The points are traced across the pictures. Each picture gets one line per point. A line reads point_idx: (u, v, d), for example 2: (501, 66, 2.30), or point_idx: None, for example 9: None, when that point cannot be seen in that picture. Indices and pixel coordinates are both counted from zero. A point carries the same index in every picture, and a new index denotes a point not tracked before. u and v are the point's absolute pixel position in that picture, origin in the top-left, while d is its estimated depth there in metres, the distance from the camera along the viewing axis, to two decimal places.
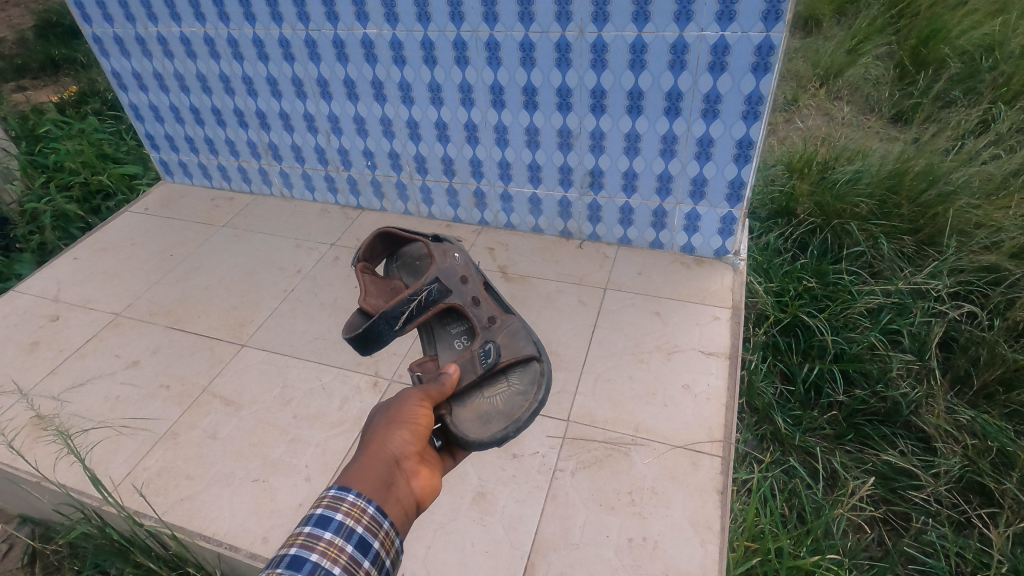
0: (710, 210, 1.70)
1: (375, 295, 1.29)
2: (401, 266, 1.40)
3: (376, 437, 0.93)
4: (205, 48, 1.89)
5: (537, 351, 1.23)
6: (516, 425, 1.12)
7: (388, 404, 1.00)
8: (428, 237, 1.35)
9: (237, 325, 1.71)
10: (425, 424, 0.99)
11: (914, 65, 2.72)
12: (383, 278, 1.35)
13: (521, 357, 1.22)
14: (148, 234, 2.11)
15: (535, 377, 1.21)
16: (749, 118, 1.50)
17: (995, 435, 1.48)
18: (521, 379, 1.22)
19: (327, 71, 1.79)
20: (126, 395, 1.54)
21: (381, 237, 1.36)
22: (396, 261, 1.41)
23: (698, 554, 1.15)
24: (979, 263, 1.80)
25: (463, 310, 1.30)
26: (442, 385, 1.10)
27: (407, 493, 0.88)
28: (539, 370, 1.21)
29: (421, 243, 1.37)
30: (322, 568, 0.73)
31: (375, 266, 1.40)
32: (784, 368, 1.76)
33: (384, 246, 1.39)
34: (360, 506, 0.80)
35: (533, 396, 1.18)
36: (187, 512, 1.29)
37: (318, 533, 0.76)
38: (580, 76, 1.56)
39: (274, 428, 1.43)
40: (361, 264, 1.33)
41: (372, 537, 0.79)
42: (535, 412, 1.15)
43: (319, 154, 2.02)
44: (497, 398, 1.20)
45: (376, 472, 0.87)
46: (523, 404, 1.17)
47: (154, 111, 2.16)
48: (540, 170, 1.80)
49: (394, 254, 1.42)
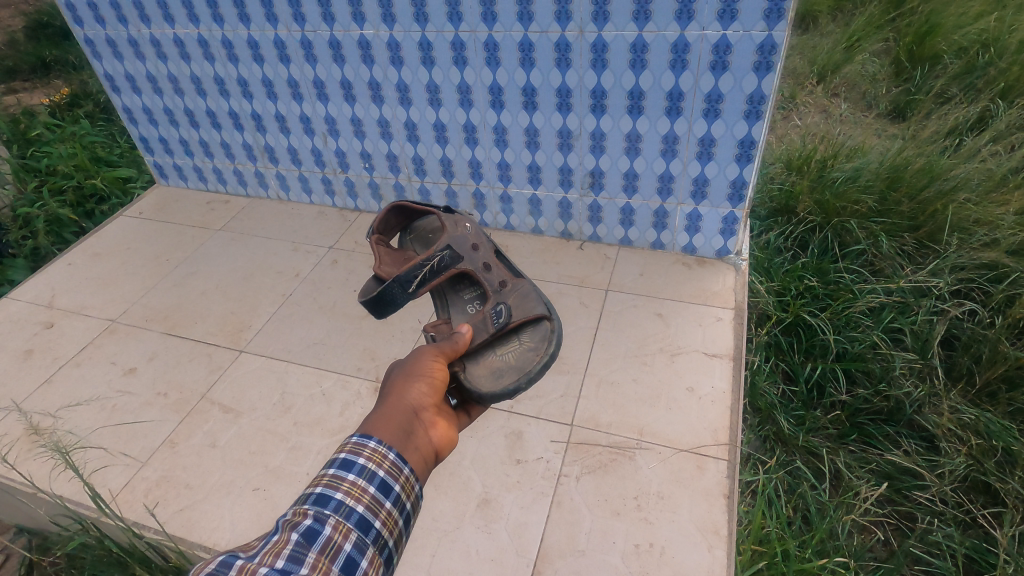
0: (711, 210, 1.69)
1: (389, 262, 1.28)
2: (414, 238, 1.38)
3: (395, 390, 0.93)
4: (199, 50, 1.87)
5: (548, 310, 1.22)
6: (528, 378, 1.12)
7: (405, 360, 1.00)
8: (442, 208, 1.35)
9: (235, 331, 1.69)
10: (442, 378, 0.99)
11: (911, 61, 2.71)
12: (397, 249, 1.34)
13: (532, 317, 1.21)
14: (144, 237, 2.09)
15: (546, 335, 1.19)
16: (751, 117, 1.48)
17: (1000, 434, 1.47)
18: (533, 338, 1.21)
19: (323, 72, 1.77)
20: (123, 403, 1.52)
21: (396, 210, 1.35)
22: (410, 235, 1.40)
23: (705, 559, 1.14)
24: (979, 260, 1.79)
25: (474, 276, 1.30)
26: (456, 343, 1.09)
27: (426, 442, 0.88)
28: (550, 328, 1.20)
29: (435, 215, 1.36)
30: (347, 507, 0.74)
31: (389, 239, 1.38)
32: (786, 369, 1.76)
33: (398, 220, 1.38)
34: (381, 452, 0.81)
35: (544, 350, 1.17)
36: (186, 523, 1.27)
37: (342, 474, 0.77)
38: (579, 75, 1.54)
39: (274, 436, 1.41)
40: (376, 236, 1.31)
41: (393, 481, 0.79)
42: (547, 366, 1.15)
43: (315, 156, 2.00)
44: (509, 355, 1.19)
45: (396, 421, 0.87)
46: (535, 358, 1.16)
47: (148, 114, 2.13)
48: (539, 171, 1.78)
49: (408, 228, 1.40)
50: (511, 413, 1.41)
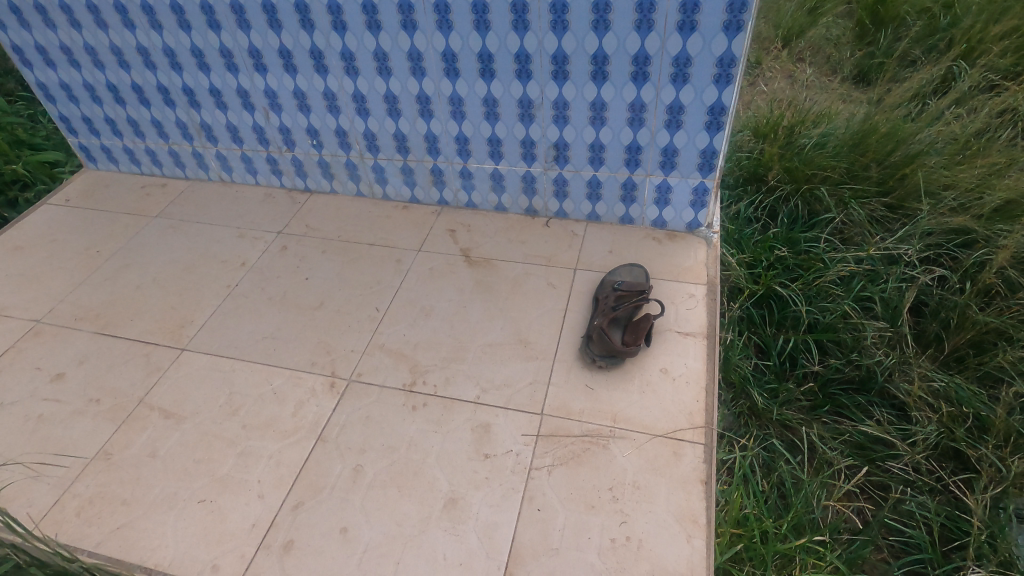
0: (681, 181, 1.62)
1: (624, 318, 1.43)
2: (624, 322, 1.43)
3: None
4: (116, 16, 1.67)
5: (593, 352, 1.37)
6: (600, 356, 1.36)
7: None
8: (623, 344, 1.37)
9: (175, 327, 1.55)
10: None
11: (873, 24, 2.66)
12: (626, 321, 1.42)
13: (603, 352, 1.36)
14: (72, 226, 1.91)
15: (594, 356, 1.38)
16: (722, 82, 1.40)
17: (970, 401, 1.46)
18: (600, 355, 1.37)
19: (258, 40, 1.61)
20: (51, 413, 1.38)
21: (627, 320, 1.44)
22: (628, 320, 1.43)
23: (685, 551, 1.09)
24: (947, 225, 1.76)
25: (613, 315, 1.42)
26: None
27: None
28: (593, 354, 1.38)
29: (622, 324, 1.43)
30: None
31: (624, 311, 1.43)
32: (759, 342, 1.72)
33: (628, 320, 1.43)
34: None
35: (592, 357, 1.38)
36: (125, 543, 1.16)
37: None
38: (539, 39, 1.43)
39: (221, 441, 1.30)
40: (619, 295, 1.46)
41: None
42: (599, 360, 1.36)
43: (258, 133, 1.84)
44: (595, 349, 1.37)
45: None
46: (590, 356, 1.38)
47: (66, 91, 1.93)
48: (500, 145, 1.67)
49: (630, 322, 1.43)
50: (478, 405, 1.33)
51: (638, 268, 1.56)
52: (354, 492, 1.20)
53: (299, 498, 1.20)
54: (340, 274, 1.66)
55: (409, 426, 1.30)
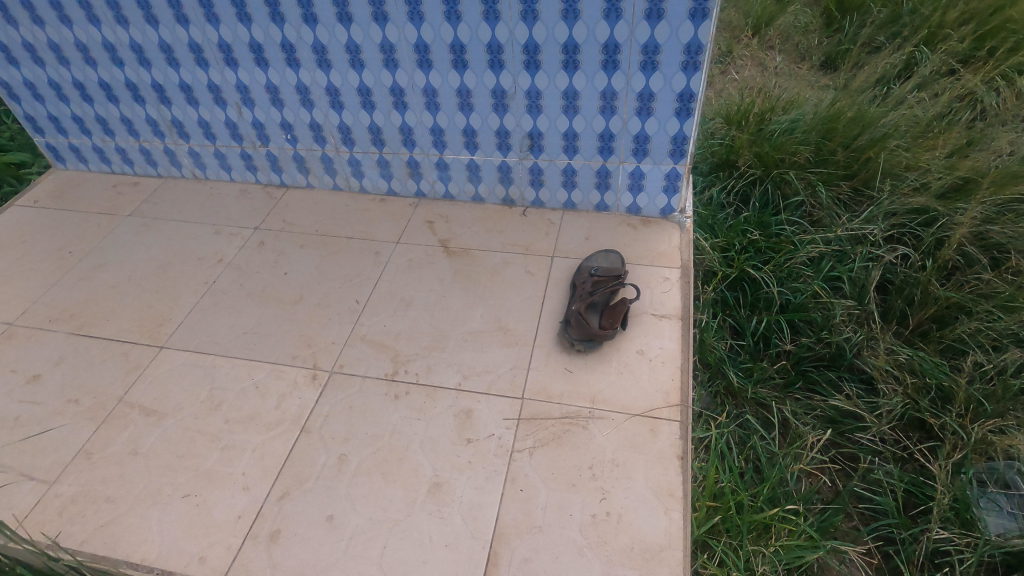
0: (654, 167, 1.65)
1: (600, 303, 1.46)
2: (601, 307, 1.46)
3: None
4: (81, 12, 1.65)
5: (573, 336, 1.40)
6: (579, 339, 1.39)
7: None
8: (600, 328, 1.40)
9: (153, 325, 1.54)
10: None
11: (840, 11, 2.71)
12: (603, 305, 1.45)
13: (582, 337, 1.39)
14: (42, 227, 1.88)
15: (574, 341, 1.40)
16: (689, 69, 1.43)
17: (932, 371, 1.52)
18: (580, 338, 1.39)
19: (228, 34, 1.60)
20: (28, 414, 1.37)
21: (604, 304, 1.47)
22: (604, 304, 1.46)
23: (663, 523, 1.13)
24: (910, 205, 1.82)
25: (590, 300, 1.45)
26: None
27: None
28: (573, 339, 1.40)
29: (599, 308, 1.46)
30: None
31: (600, 295, 1.46)
32: (733, 323, 1.77)
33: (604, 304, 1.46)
34: None
35: (572, 342, 1.40)
36: (110, 539, 1.16)
37: None
38: (510, 29, 1.44)
39: (204, 436, 1.31)
40: (595, 281, 1.50)
41: None
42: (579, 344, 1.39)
43: (231, 129, 1.83)
44: (574, 333, 1.40)
45: None
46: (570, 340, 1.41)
47: (31, 89, 1.89)
48: (475, 135, 1.68)
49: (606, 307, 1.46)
50: (460, 391, 1.35)
51: (614, 254, 1.59)
52: (339, 480, 1.22)
53: (284, 489, 1.21)
54: (318, 267, 1.67)
55: (392, 415, 1.32)
